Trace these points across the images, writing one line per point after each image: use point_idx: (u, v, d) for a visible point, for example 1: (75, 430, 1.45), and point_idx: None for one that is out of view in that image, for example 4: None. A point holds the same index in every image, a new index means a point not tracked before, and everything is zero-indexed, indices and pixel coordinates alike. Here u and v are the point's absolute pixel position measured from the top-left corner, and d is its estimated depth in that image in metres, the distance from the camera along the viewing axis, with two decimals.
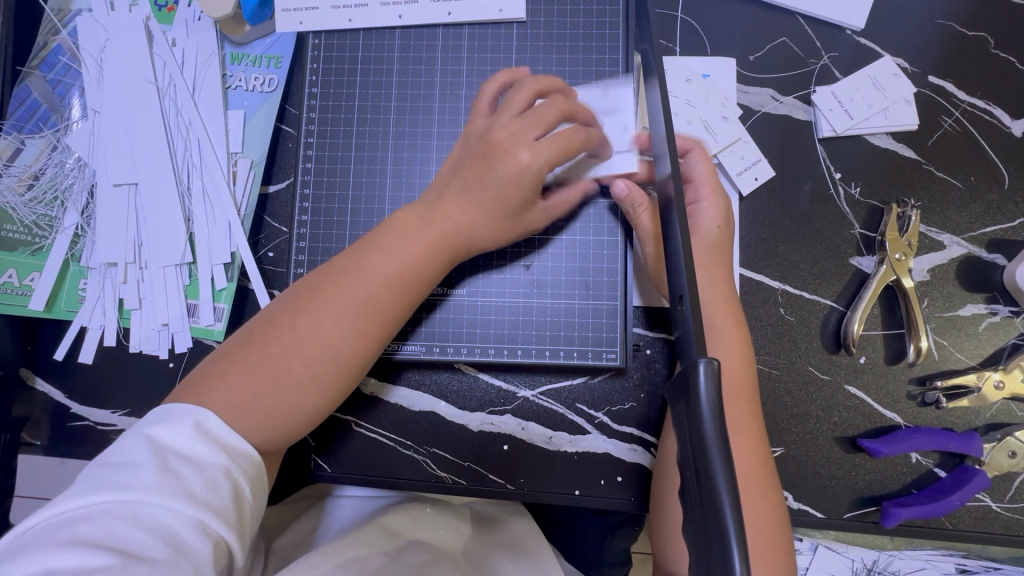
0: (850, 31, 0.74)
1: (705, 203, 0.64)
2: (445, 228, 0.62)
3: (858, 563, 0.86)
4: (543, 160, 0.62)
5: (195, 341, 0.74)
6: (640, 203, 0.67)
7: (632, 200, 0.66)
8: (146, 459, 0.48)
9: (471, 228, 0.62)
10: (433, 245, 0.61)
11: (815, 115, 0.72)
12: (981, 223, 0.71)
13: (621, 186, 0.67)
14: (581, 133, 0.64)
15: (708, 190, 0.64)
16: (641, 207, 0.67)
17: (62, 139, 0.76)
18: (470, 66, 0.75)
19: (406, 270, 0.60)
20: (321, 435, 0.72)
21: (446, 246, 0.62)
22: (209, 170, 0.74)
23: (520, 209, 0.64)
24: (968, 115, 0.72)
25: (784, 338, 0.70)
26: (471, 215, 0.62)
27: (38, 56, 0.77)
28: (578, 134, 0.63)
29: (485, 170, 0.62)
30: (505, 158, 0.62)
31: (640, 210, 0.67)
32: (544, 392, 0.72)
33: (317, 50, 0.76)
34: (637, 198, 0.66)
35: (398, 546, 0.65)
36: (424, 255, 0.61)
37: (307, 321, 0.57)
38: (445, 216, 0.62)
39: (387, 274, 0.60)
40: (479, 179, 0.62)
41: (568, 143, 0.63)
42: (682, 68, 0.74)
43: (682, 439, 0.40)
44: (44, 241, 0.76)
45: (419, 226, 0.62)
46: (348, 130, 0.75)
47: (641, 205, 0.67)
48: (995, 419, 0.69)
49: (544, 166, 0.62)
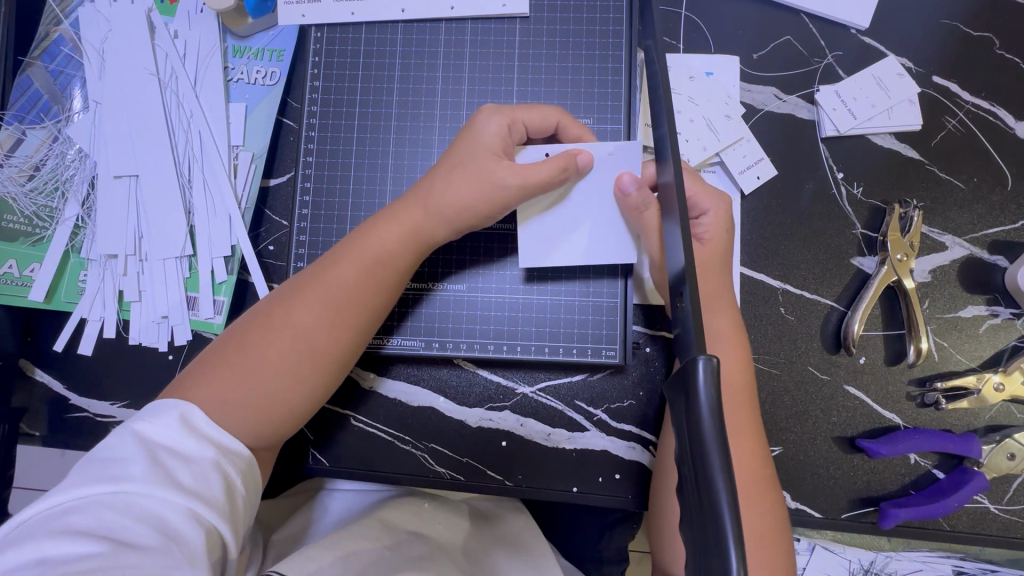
0: (855, 30, 0.74)
1: (709, 213, 0.63)
2: (414, 218, 0.63)
3: (855, 564, 0.85)
4: (502, 113, 0.63)
5: (195, 333, 0.74)
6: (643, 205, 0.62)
7: (636, 199, 0.62)
8: (135, 453, 0.48)
9: (443, 206, 0.62)
10: (403, 234, 0.62)
11: (818, 114, 0.72)
12: (983, 224, 0.71)
13: (629, 181, 0.62)
14: (555, 113, 0.65)
15: (706, 195, 0.63)
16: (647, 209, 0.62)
17: (64, 130, 0.76)
18: (473, 60, 0.75)
19: (376, 255, 0.62)
20: (319, 429, 0.72)
21: (417, 235, 0.63)
22: (209, 162, 0.74)
23: (484, 159, 0.61)
24: (972, 116, 0.72)
25: (785, 338, 0.70)
26: (439, 195, 0.62)
27: (40, 46, 0.77)
28: (550, 109, 0.65)
29: (451, 158, 0.63)
30: (470, 127, 0.64)
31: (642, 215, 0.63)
32: (543, 388, 0.72)
33: (319, 43, 0.76)
34: (638, 199, 0.62)
35: (397, 540, 0.65)
36: (395, 245, 0.62)
37: (281, 315, 0.59)
38: (415, 206, 0.63)
39: (358, 266, 0.61)
40: (449, 169, 0.62)
41: (534, 109, 0.65)
42: (686, 66, 0.74)
43: (680, 436, 0.40)
44: (44, 232, 0.76)
45: (388, 218, 0.63)
46: (350, 124, 0.74)
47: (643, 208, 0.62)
48: (995, 421, 0.69)
49: (502, 117, 0.63)
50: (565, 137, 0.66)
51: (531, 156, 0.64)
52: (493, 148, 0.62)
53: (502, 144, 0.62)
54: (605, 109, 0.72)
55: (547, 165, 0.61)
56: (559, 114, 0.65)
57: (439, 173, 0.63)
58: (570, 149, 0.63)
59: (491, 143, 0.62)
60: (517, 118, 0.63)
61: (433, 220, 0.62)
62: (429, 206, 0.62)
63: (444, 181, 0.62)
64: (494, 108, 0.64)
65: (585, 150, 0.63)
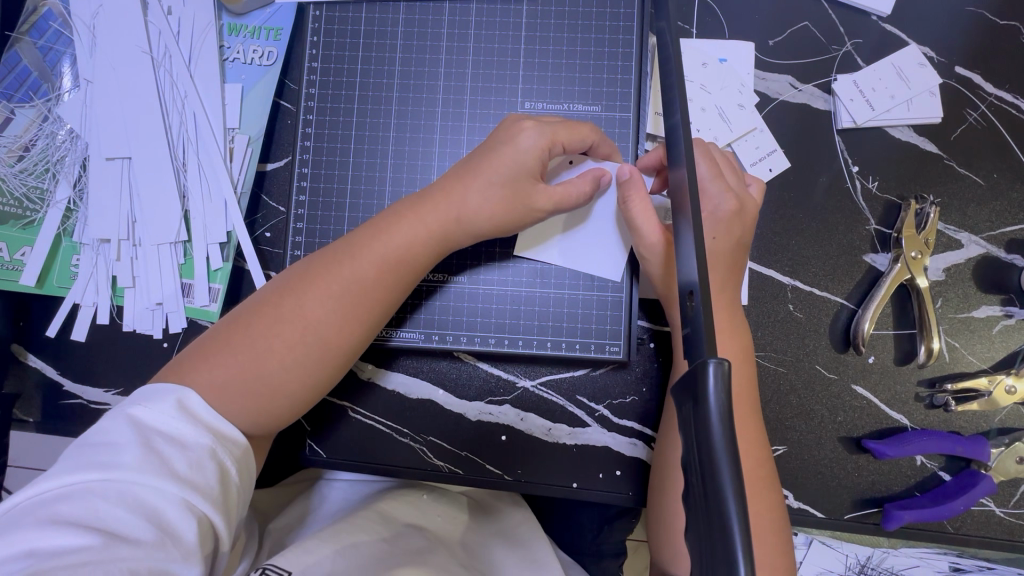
0: (876, 16, 0.71)
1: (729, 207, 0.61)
2: (441, 219, 0.61)
3: (852, 559, 0.85)
4: (546, 135, 0.61)
5: (190, 321, 0.72)
6: (636, 188, 0.63)
7: (627, 185, 0.63)
8: (128, 439, 0.46)
9: (469, 208, 0.61)
10: (427, 234, 0.61)
11: (835, 105, 0.70)
12: (1001, 222, 0.69)
13: (625, 172, 0.64)
14: (590, 135, 0.64)
15: (714, 194, 0.60)
16: (641, 188, 0.63)
17: (54, 109, 0.74)
18: (478, 42, 0.72)
19: (397, 253, 0.60)
20: (316, 419, 0.71)
21: (443, 239, 0.62)
22: (205, 147, 0.72)
23: (527, 184, 0.61)
24: (994, 109, 0.69)
25: (793, 335, 0.68)
26: (467, 195, 0.61)
27: (28, 21, 0.74)
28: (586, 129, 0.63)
29: (487, 154, 0.62)
30: (509, 141, 0.61)
31: (634, 197, 0.62)
32: (544, 383, 0.70)
33: (318, 22, 0.73)
34: (633, 183, 0.63)
35: (395, 533, 0.64)
36: (419, 246, 0.61)
37: (294, 304, 0.57)
38: (443, 206, 0.61)
39: (380, 264, 0.59)
40: (486, 172, 0.61)
41: (573, 129, 0.63)
42: (699, 53, 0.71)
43: (687, 440, 0.38)
44: (36, 215, 0.74)
45: (412, 213, 0.61)
46: (350, 108, 0.72)
47: (636, 191, 0.63)
48: (1006, 423, 0.68)
49: (545, 141, 0.61)
50: (595, 154, 0.66)
51: (558, 167, 0.66)
52: (534, 175, 0.61)
53: (540, 170, 0.62)
54: (613, 95, 0.70)
55: (580, 178, 0.63)
56: (594, 135, 0.64)
57: (474, 174, 0.61)
58: (597, 169, 0.65)
59: (534, 168, 0.61)
60: (558, 141, 0.62)
61: (462, 224, 0.61)
62: (459, 209, 0.61)
63: (478, 184, 0.60)
64: (535, 126, 0.62)
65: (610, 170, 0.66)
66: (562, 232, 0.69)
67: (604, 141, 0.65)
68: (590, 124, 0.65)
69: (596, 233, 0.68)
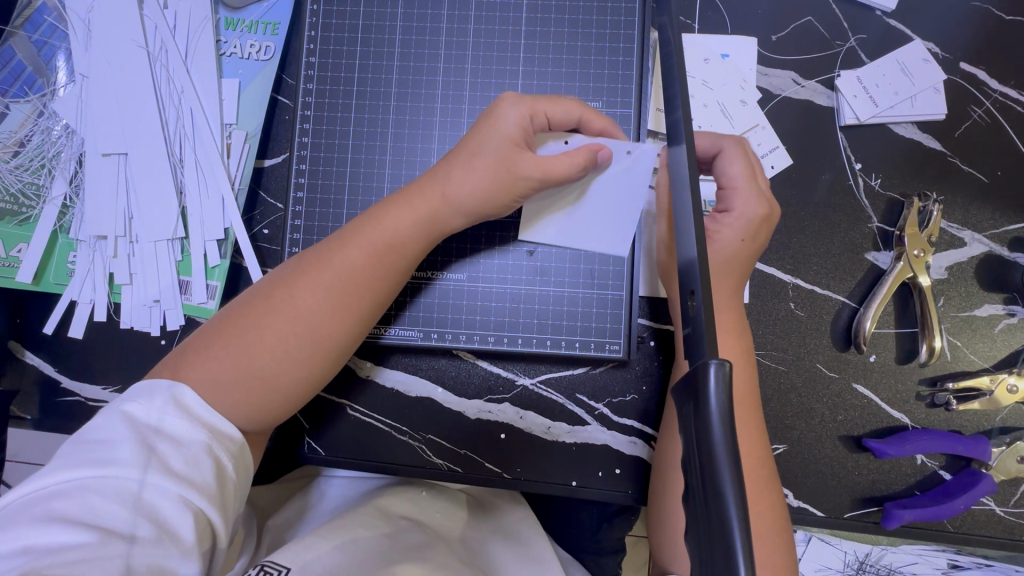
0: (881, 11, 0.70)
1: (733, 215, 0.60)
2: (427, 204, 0.61)
3: (851, 556, 0.85)
4: (524, 104, 0.60)
5: (186, 318, 0.72)
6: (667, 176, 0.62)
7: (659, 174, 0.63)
8: (123, 436, 0.46)
9: (455, 192, 0.60)
10: (414, 219, 0.60)
11: (837, 101, 0.69)
12: (1004, 221, 0.68)
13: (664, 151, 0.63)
14: (579, 109, 0.62)
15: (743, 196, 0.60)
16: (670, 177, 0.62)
17: (49, 105, 0.73)
18: (478, 38, 0.71)
19: (385, 241, 0.60)
20: (313, 416, 0.71)
21: (431, 223, 0.61)
22: (203, 142, 0.71)
23: (507, 151, 0.59)
24: (999, 106, 0.69)
25: (794, 333, 0.68)
26: (451, 178, 0.60)
27: (22, 15, 0.74)
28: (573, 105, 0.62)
29: (471, 138, 0.61)
30: (491, 114, 0.61)
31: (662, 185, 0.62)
32: (544, 381, 0.70)
33: (316, 17, 0.72)
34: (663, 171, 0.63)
35: (394, 529, 0.64)
36: (407, 231, 0.60)
37: (284, 295, 0.57)
38: (429, 192, 0.61)
39: (368, 251, 0.59)
40: (469, 154, 0.60)
41: (555, 100, 0.61)
42: (701, 48, 0.71)
43: (688, 440, 0.38)
44: (31, 212, 0.73)
45: (401, 202, 0.61)
46: (348, 103, 0.71)
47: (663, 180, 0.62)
48: (1008, 423, 0.68)
49: (524, 108, 0.60)
50: (588, 130, 0.63)
51: (552, 147, 0.63)
52: (515, 141, 0.59)
53: (523, 137, 0.60)
54: (614, 91, 0.69)
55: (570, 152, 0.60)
56: (581, 108, 0.62)
57: (457, 160, 0.60)
58: (593, 142, 0.61)
59: (513, 136, 0.59)
60: (538, 110, 0.60)
61: (449, 209, 0.61)
62: (446, 193, 0.60)
63: (461, 170, 0.60)
64: (516, 97, 0.61)
65: (607, 146, 0.61)
66: (561, 210, 0.65)
67: (596, 117, 0.63)
68: (577, 101, 0.64)
69: (591, 217, 0.64)
